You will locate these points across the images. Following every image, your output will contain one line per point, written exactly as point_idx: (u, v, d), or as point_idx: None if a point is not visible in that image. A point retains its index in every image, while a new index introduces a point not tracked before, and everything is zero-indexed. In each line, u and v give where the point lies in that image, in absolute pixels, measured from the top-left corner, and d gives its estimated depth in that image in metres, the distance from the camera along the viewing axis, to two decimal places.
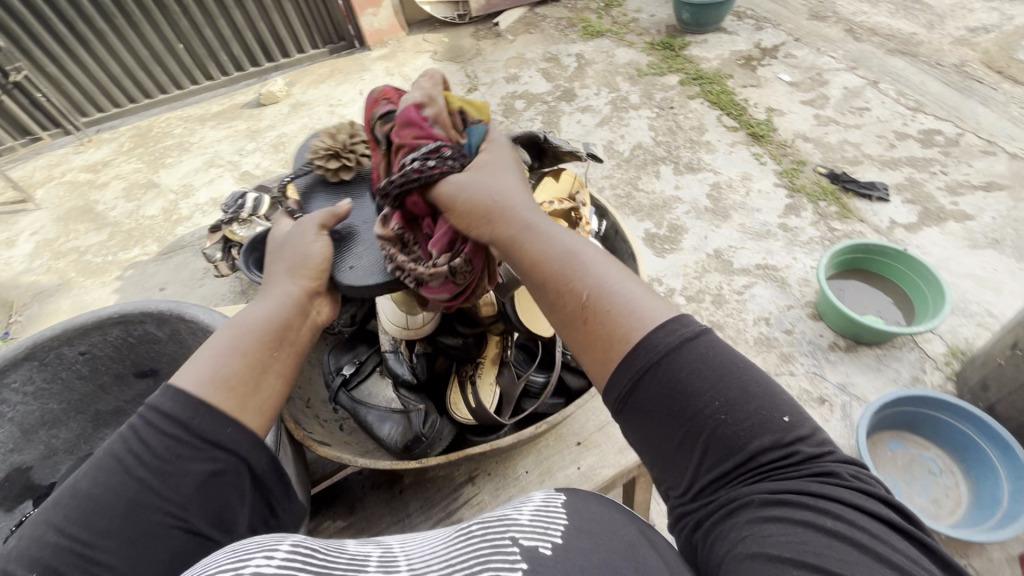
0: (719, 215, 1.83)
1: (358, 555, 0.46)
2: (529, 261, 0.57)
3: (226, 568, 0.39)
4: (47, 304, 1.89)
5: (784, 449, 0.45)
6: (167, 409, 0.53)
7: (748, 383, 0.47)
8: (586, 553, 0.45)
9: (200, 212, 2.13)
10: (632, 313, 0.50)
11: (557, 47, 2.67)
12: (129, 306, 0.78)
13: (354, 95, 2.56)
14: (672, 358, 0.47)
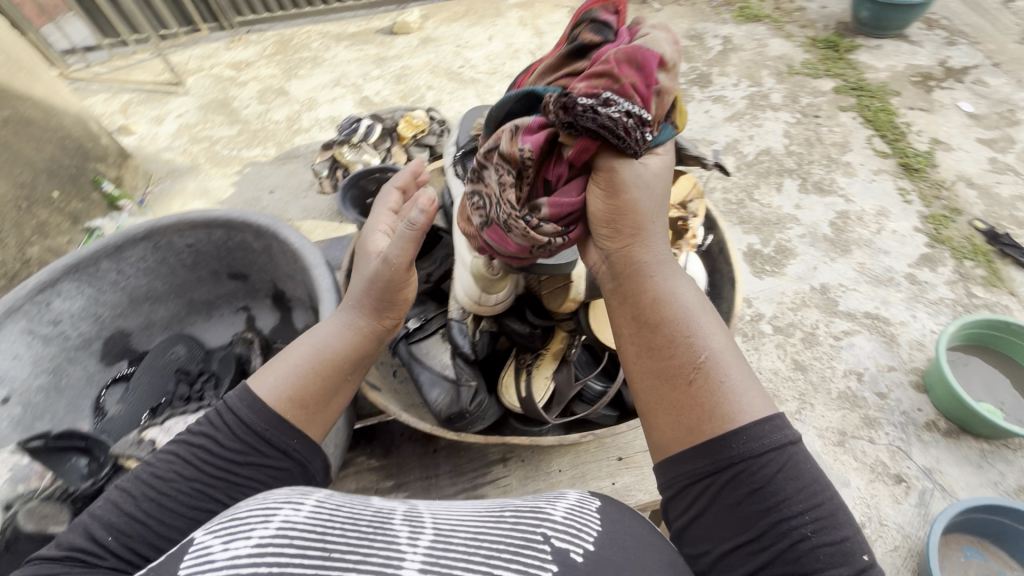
0: (837, 247, 1.64)
1: (383, 510, 0.50)
2: (653, 317, 0.55)
3: (256, 516, 0.46)
4: (177, 183, 2.10)
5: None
6: (245, 416, 0.60)
7: (841, 516, 0.47)
8: (622, 566, 0.47)
9: (318, 127, 2.24)
10: (739, 397, 0.50)
11: (704, 25, 2.46)
12: (233, 211, 0.88)
13: (483, 39, 2.53)
14: (777, 461, 0.47)
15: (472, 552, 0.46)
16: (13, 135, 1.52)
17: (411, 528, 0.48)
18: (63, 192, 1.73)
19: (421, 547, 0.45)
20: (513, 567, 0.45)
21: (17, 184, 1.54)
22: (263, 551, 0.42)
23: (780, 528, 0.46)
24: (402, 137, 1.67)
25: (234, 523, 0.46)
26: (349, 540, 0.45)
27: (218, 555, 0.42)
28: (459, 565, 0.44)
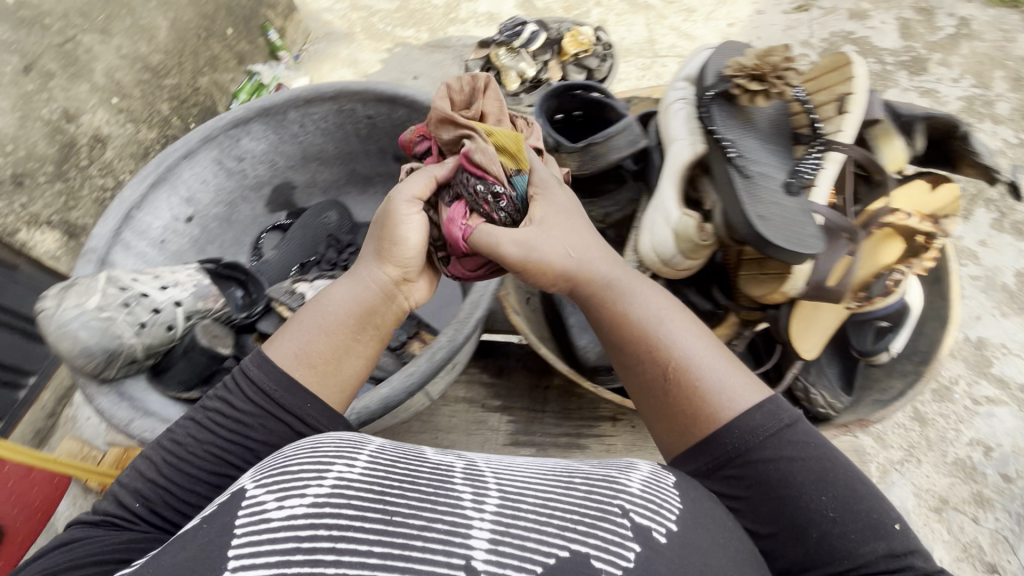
0: (1015, 302, 1.40)
1: (440, 467, 0.63)
2: (639, 341, 0.70)
3: (308, 471, 0.57)
4: (331, 47, 2.14)
5: (892, 555, 0.59)
6: (259, 381, 0.69)
7: (858, 490, 0.63)
8: (695, 547, 0.57)
9: (474, 21, 2.15)
10: (721, 397, 0.65)
11: None
12: (416, 93, 0.91)
13: None
14: (767, 442, 0.63)
15: (545, 522, 0.56)
16: None
17: (473, 491, 0.59)
18: (236, 30, 1.82)
19: (486, 513, 0.56)
20: (596, 545, 0.54)
21: (200, 12, 1.67)
22: (321, 510, 0.54)
23: (807, 515, 0.62)
24: (564, 53, 1.56)
25: (290, 479, 0.56)
26: (406, 500, 0.56)
27: (275, 512, 0.54)
28: (529, 534, 0.55)
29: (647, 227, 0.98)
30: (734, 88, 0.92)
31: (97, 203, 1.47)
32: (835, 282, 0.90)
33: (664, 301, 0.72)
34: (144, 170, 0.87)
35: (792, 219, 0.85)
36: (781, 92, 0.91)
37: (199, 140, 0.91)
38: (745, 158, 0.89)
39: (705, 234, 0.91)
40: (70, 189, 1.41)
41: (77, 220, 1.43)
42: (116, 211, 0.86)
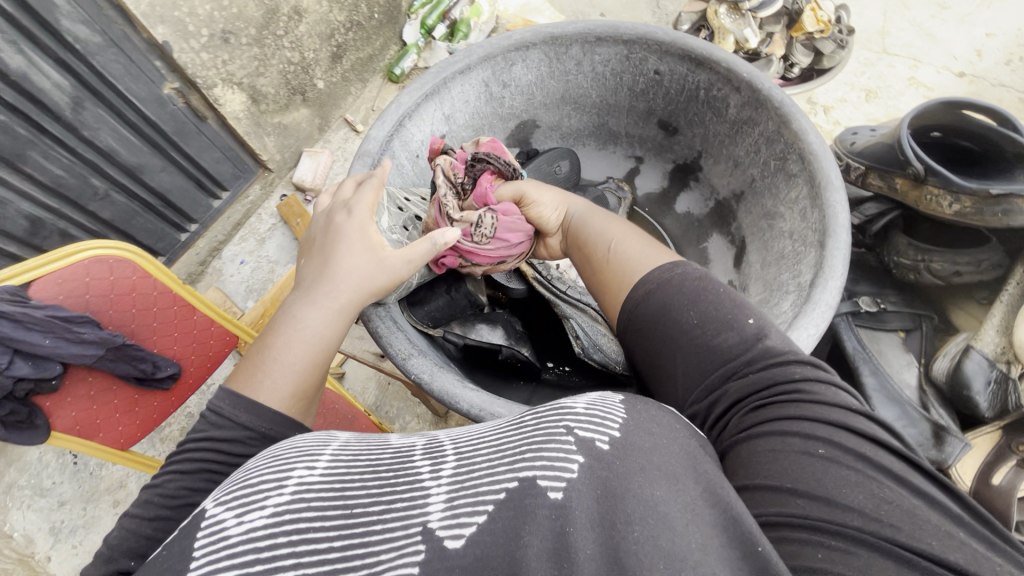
0: None
1: (402, 448, 0.45)
2: (583, 261, 0.67)
3: (270, 475, 0.40)
4: None
5: (746, 348, 0.49)
6: (242, 419, 0.49)
7: (718, 297, 0.53)
8: (647, 453, 0.38)
9: None
10: (635, 266, 0.60)
11: None
12: (744, 65, 0.74)
13: None
14: (663, 289, 0.55)
15: (494, 464, 0.39)
16: None
17: (432, 460, 0.42)
18: None
19: (445, 478, 0.40)
20: (538, 466, 0.37)
21: None
22: (283, 520, 0.37)
23: (687, 353, 0.52)
24: (798, 28, 1.37)
25: (246, 489, 0.40)
26: (369, 490, 0.40)
27: (232, 531, 0.37)
28: (485, 484, 0.38)
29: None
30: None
31: (282, 74, 1.47)
32: None
33: (621, 236, 0.65)
34: (423, 75, 0.78)
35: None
36: None
37: (481, 56, 0.80)
38: None
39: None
40: (263, 55, 1.39)
41: (262, 87, 1.44)
42: (391, 114, 0.77)
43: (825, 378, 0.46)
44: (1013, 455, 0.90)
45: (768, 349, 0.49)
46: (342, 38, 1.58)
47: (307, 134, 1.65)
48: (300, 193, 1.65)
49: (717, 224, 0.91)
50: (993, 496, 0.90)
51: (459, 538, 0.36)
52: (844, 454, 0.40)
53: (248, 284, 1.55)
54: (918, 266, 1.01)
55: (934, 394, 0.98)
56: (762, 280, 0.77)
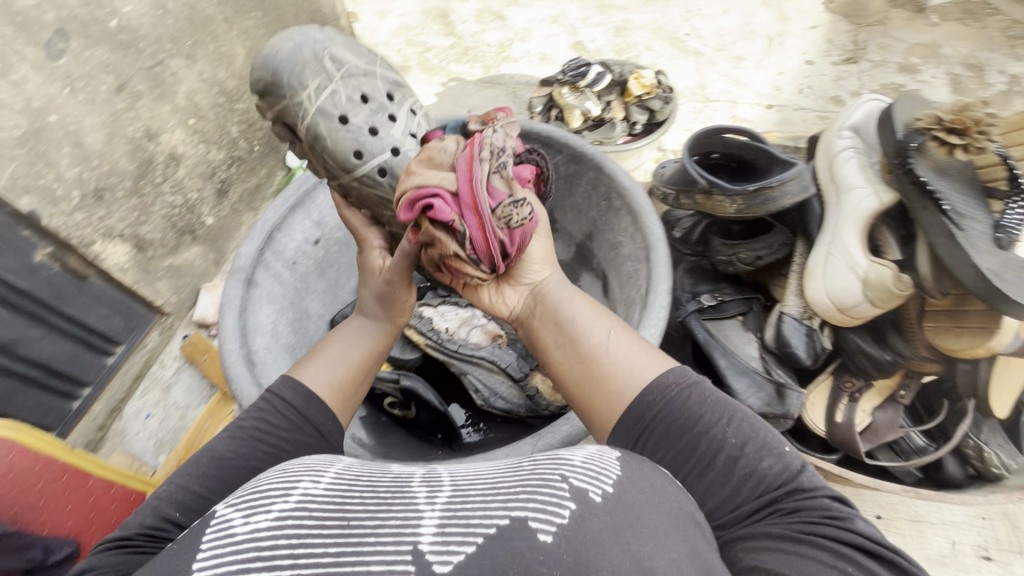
0: None
1: (401, 477, 0.48)
2: (577, 333, 0.63)
3: (276, 487, 0.45)
4: None
5: (782, 476, 0.52)
6: (289, 399, 0.63)
7: (754, 424, 0.56)
8: (639, 513, 0.42)
9: (527, 61, 2.17)
10: (636, 372, 0.58)
11: (990, 55, 2.05)
12: (557, 133, 0.90)
13: (720, 10, 2.26)
14: (685, 402, 0.55)
15: (485, 501, 0.43)
16: None
17: (429, 487, 0.45)
18: None
19: (439, 503, 0.43)
20: (531, 508, 0.41)
21: None
22: (283, 525, 0.41)
23: (721, 465, 0.53)
24: (628, 93, 1.61)
25: (254, 495, 0.45)
26: (368, 506, 0.43)
27: (238, 528, 0.41)
28: (475, 518, 0.41)
29: (820, 271, 1.03)
30: (931, 141, 0.94)
31: (166, 219, 1.47)
32: None
33: (612, 334, 0.62)
34: (285, 191, 0.86)
35: (1015, 276, 0.84)
36: (981, 147, 0.91)
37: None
38: (995, 230, 0.90)
39: (902, 284, 0.93)
40: (143, 204, 1.40)
41: (146, 234, 1.43)
42: (259, 229, 0.83)
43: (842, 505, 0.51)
44: (844, 393, 1.07)
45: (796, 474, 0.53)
46: (224, 174, 1.61)
47: (203, 270, 1.62)
48: (204, 329, 1.59)
49: (582, 264, 0.99)
50: (839, 433, 1.05)
51: (447, 563, 0.38)
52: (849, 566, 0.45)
53: (158, 436, 1.43)
54: (732, 259, 1.10)
55: (774, 359, 1.09)
56: (624, 301, 0.84)
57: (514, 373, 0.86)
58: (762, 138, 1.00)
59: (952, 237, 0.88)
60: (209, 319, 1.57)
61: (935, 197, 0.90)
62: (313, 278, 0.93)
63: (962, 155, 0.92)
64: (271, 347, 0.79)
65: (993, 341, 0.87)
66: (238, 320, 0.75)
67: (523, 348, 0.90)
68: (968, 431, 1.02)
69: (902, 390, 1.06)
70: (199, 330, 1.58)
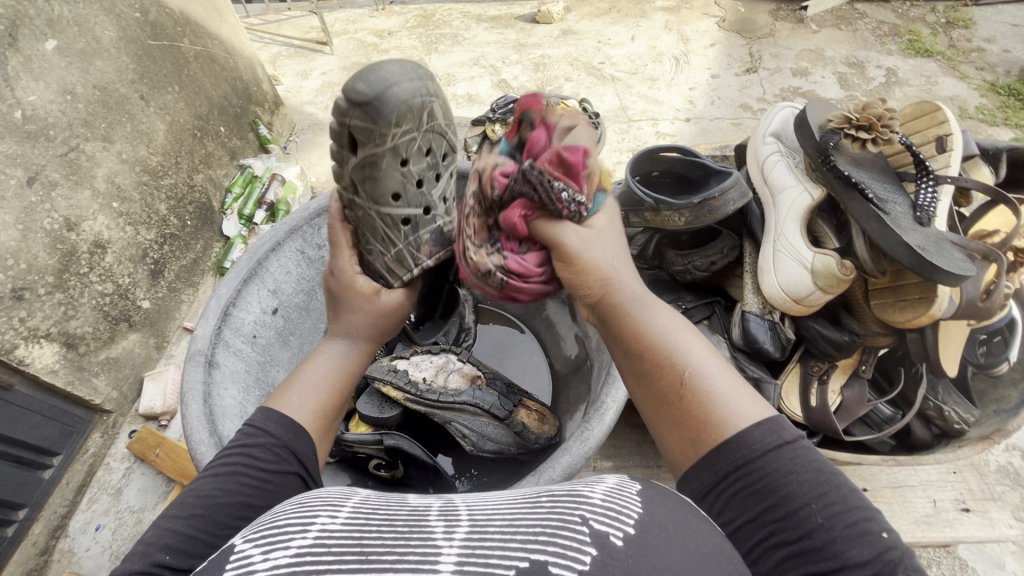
0: None
1: (419, 506, 0.42)
2: (647, 349, 0.51)
3: (294, 521, 0.38)
4: (317, 136, 2.17)
5: (871, 561, 0.40)
6: (272, 431, 0.55)
7: (848, 499, 0.43)
8: (662, 554, 0.36)
9: (455, 103, 2.22)
10: (727, 406, 0.47)
11: (866, 54, 2.29)
12: None
13: (626, 38, 2.42)
14: (774, 456, 0.44)
15: (507, 539, 0.36)
16: (200, 68, 1.68)
17: (446, 520, 0.39)
18: (227, 128, 1.81)
19: (458, 539, 0.36)
20: (550, 550, 0.35)
21: (196, 114, 1.67)
22: (302, 562, 0.34)
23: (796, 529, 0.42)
24: None
25: (273, 529, 0.38)
26: (385, 541, 0.36)
27: (258, 565, 0.34)
28: (495, 557, 0.35)
29: (771, 267, 1.08)
30: (846, 138, 1.06)
31: (97, 309, 1.37)
32: (981, 300, 0.99)
33: (700, 358, 0.50)
34: (236, 264, 0.84)
35: (939, 249, 0.93)
36: (886, 139, 1.02)
37: (286, 231, 0.89)
38: (917, 208, 0.99)
39: (845, 268, 1.01)
40: (69, 298, 1.30)
41: (75, 329, 1.33)
42: (213, 308, 0.80)
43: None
44: (814, 377, 1.12)
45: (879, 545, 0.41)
46: (157, 254, 1.53)
47: (144, 358, 1.51)
48: (152, 422, 1.48)
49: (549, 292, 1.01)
50: (816, 416, 1.10)
51: None
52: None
53: (112, 549, 1.29)
54: (687, 267, 1.15)
55: (744, 354, 1.14)
56: None
57: (498, 413, 0.85)
58: (695, 152, 1.07)
59: (882, 221, 0.96)
60: (158, 410, 1.45)
61: (858, 187, 0.99)
62: (276, 350, 0.89)
63: (874, 147, 1.04)
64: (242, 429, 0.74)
65: (932, 309, 0.93)
66: (203, 406, 0.71)
67: (503, 387, 0.90)
68: (927, 394, 1.13)
69: (863, 365, 1.13)
70: (148, 423, 1.46)
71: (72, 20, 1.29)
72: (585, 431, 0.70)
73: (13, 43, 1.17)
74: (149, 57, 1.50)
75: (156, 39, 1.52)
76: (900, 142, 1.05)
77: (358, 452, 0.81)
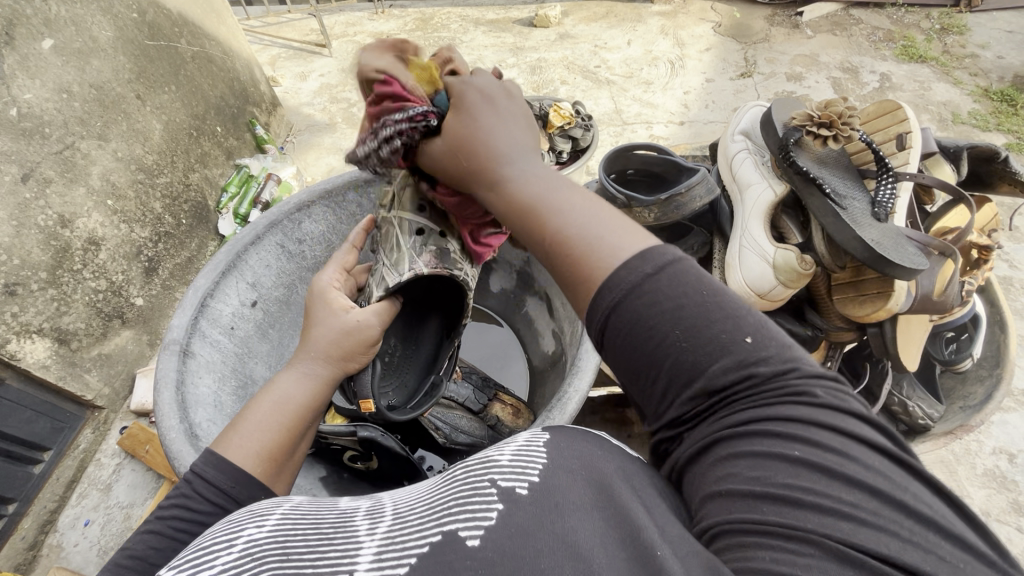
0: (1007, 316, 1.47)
1: (347, 509, 0.42)
2: (524, 217, 0.49)
3: (218, 539, 0.38)
4: (314, 137, 2.19)
5: (743, 369, 0.39)
6: (211, 478, 0.54)
7: (723, 309, 0.41)
8: (564, 492, 0.37)
9: None
10: (603, 241, 0.44)
11: (860, 59, 2.31)
12: None
13: (623, 43, 2.44)
14: (647, 288, 0.41)
15: (425, 521, 0.37)
16: (197, 67, 1.70)
17: (370, 519, 0.40)
18: (223, 128, 1.82)
19: (379, 533, 0.38)
20: (460, 519, 0.36)
21: (192, 114, 1.68)
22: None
23: (675, 362, 0.41)
24: (549, 125, 1.68)
25: (198, 551, 0.38)
26: (309, 543, 0.37)
27: None
28: (415, 541, 0.36)
29: (738, 265, 1.09)
30: (807, 136, 1.06)
31: (90, 305, 1.38)
32: (939, 294, 1.00)
33: (566, 194, 0.48)
34: (215, 256, 0.84)
35: (895, 244, 0.93)
36: (847, 136, 1.03)
37: (266, 225, 0.90)
38: (875, 203, 1.00)
39: (806, 263, 1.02)
40: (62, 293, 1.31)
41: (68, 325, 1.33)
42: (190, 299, 0.80)
43: (832, 384, 0.40)
44: None
45: (788, 354, 0.40)
46: (151, 252, 1.54)
47: (137, 354, 1.52)
48: (143, 418, 1.48)
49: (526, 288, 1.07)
50: None
51: None
52: (826, 458, 0.36)
53: (100, 544, 1.30)
54: None
55: None
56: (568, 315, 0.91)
57: (472, 406, 0.88)
58: (668, 152, 1.08)
59: (838, 216, 0.97)
60: (150, 407, 1.46)
61: (817, 183, 1.00)
62: (255, 343, 0.90)
63: (834, 145, 1.04)
64: (217, 418, 0.74)
65: (890, 303, 0.94)
66: (176, 393, 0.71)
67: (478, 381, 0.93)
68: (892, 389, 1.13)
69: (829, 361, 1.15)
70: (140, 419, 1.47)
71: (68, 19, 1.31)
72: (547, 418, 0.71)
73: (10, 42, 1.18)
74: (146, 57, 1.52)
75: (154, 40, 1.54)
76: (863, 140, 1.06)
77: (330, 445, 0.80)
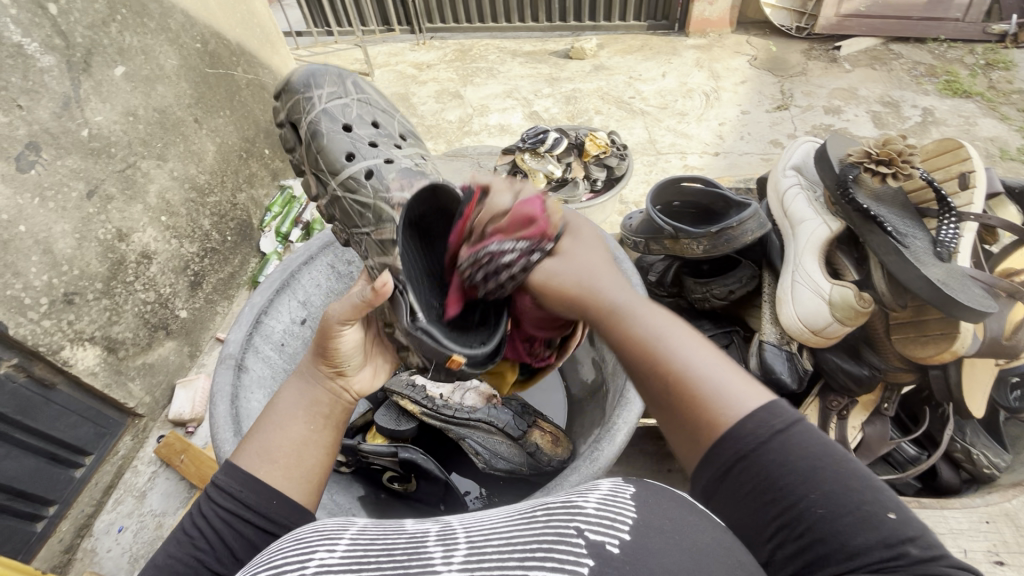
0: None
1: (418, 534, 0.42)
2: (638, 356, 0.50)
3: (291, 559, 0.38)
4: None
5: (887, 550, 0.40)
6: (225, 486, 0.57)
7: (851, 488, 0.43)
8: (658, 556, 0.37)
9: (488, 132, 2.28)
10: (725, 398, 0.45)
11: (901, 93, 2.28)
12: None
13: (657, 75, 2.48)
14: (770, 449, 0.44)
15: (504, 557, 0.37)
16: (250, 94, 1.80)
17: (444, 546, 0.40)
18: (271, 150, 1.91)
19: (457, 562, 0.37)
20: (547, 565, 0.35)
21: (243, 137, 1.77)
22: None
23: (793, 517, 0.43)
24: (586, 154, 1.70)
25: (271, 570, 0.38)
26: (385, 570, 0.37)
27: None
28: None
29: (789, 297, 1.07)
30: (864, 172, 1.05)
31: (138, 316, 1.44)
32: (1007, 338, 0.96)
33: (672, 319, 0.51)
34: (270, 275, 0.88)
35: (960, 284, 0.91)
36: (907, 174, 1.01)
37: (319, 245, 0.94)
38: (937, 241, 0.98)
39: (864, 301, 0.98)
40: (114, 304, 1.37)
41: (117, 334, 1.39)
42: (246, 316, 0.83)
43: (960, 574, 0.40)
44: (831, 411, 1.09)
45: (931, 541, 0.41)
46: (198, 266, 1.61)
47: (177, 365, 1.57)
48: (180, 428, 1.52)
49: None
50: None
51: None
52: None
53: (131, 552, 1.32)
54: (706, 295, 1.14)
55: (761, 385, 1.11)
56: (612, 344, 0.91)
57: (512, 432, 0.86)
58: (716, 183, 1.07)
59: (901, 255, 0.95)
60: (186, 417, 1.50)
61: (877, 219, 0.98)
62: None
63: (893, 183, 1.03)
64: None
65: (955, 345, 0.90)
66: (230, 406, 0.74)
67: (517, 408, 0.92)
68: (954, 434, 1.09)
69: (885, 403, 1.10)
70: (176, 429, 1.51)
71: (139, 49, 1.40)
72: (596, 450, 0.70)
73: (87, 69, 1.28)
74: (206, 84, 1.61)
75: (213, 68, 1.64)
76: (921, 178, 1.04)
77: (371, 463, 0.81)
